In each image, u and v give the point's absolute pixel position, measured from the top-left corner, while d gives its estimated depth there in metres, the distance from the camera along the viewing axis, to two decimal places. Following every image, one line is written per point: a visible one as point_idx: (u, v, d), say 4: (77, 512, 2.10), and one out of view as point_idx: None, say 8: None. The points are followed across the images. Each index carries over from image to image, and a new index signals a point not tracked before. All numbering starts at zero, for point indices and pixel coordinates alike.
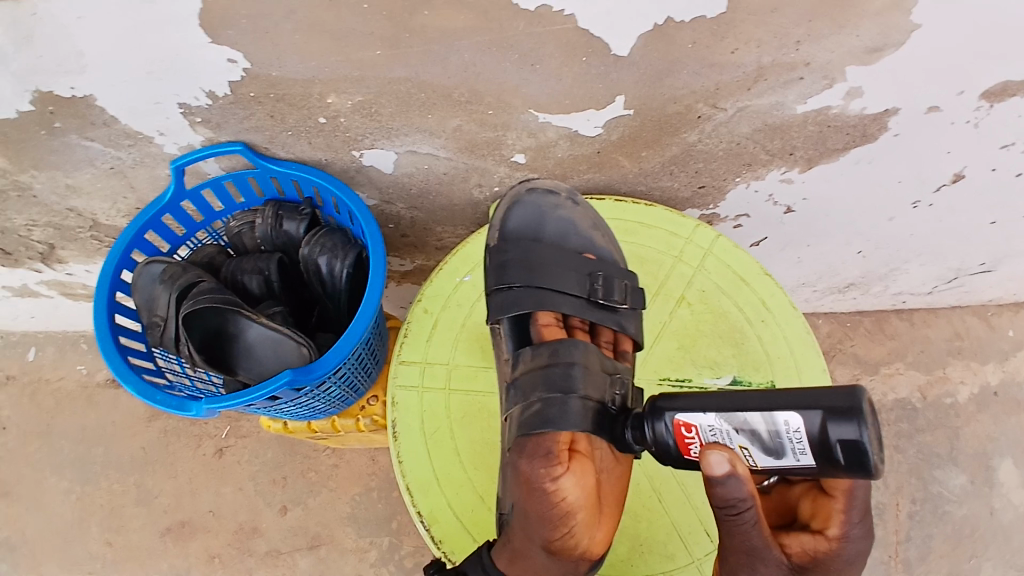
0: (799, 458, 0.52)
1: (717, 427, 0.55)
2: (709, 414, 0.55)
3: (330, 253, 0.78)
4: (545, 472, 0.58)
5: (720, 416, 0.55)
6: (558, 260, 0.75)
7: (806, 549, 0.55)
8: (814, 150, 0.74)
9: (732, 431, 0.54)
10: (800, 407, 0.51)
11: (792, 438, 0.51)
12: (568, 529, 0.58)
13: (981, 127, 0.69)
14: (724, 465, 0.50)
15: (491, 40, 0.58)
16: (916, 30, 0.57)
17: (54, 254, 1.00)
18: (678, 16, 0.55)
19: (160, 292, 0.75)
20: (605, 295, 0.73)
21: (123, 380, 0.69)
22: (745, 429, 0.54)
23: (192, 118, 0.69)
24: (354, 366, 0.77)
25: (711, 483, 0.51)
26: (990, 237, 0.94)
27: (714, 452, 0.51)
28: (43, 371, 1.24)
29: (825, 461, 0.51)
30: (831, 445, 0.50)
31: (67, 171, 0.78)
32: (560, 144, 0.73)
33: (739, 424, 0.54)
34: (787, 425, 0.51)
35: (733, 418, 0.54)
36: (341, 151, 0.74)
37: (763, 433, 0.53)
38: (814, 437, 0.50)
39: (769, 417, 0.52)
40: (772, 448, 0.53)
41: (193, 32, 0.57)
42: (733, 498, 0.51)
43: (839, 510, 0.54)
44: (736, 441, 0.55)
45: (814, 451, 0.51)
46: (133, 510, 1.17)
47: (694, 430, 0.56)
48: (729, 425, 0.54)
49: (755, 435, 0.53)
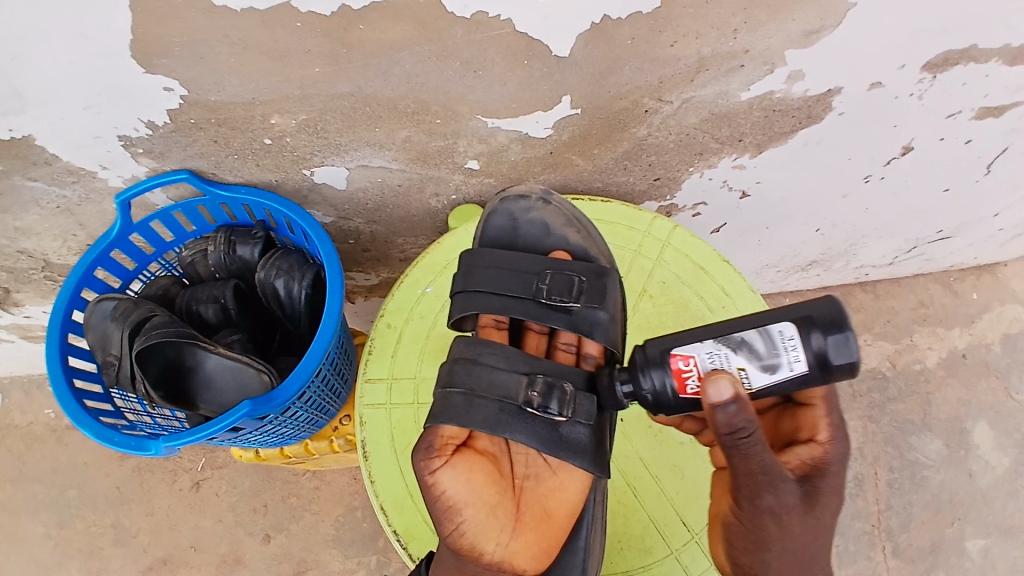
0: (795, 368, 0.54)
1: (715, 351, 0.56)
2: (705, 342, 0.56)
3: (286, 275, 0.77)
4: (423, 465, 0.62)
5: (718, 341, 0.56)
6: (511, 260, 0.73)
7: (803, 460, 0.58)
8: (763, 135, 0.75)
9: (731, 354, 0.55)
10: (794, 317, 0.54)
11: (789, 348, 0.54)
12: (458, 523, 0.62)
13: (922, 100, 0.71)
14: (729, 388, 0.51)
15: (432, 50, 0.57)
16: (849, 11, 0.58)
17: (8, 297, 0.97)
18: (617, 13, 0.55)
19: (113, 329, 0.73)
20: (550, 293, 0.71)
21: (79, 424, 0.67)
22: (744, 346, 0.55)
23: (133, 149, 0.67)
24: (320, 388, 0.76)
25: (715, 410, 0.51)
26: (941, 206, 0.97)
27: (716, 378, 0.51)
28: (6, 417, 1.20)
29: (817, 365, 0.54)
30: (824, 351, 0.53)
31: (11, 213, 0.76)
32: (511, 147, 0.73)
33: (737, 343, 0.55)
34: (782, 336, 0.54)
35: (731, 338, 0.55)
36: (292, 171, 0.73)
37: (760, 347, 0.55)
38: (804, 340, 0.54)
39: (764, 332, 0.55)
40: (769, 364, 0.55)
41: (126, 63, 0.56)
42: (739, 420, 0.50)
43: (822, 416, 0.58)
44: (734, 363, 0.55)
45: (805, 357, 0.54)
46: (111, 551, 1.15)
47: (692, 362, 0.56)
48: (727, 347, 0.55)
49: (752, 353, 0.55)
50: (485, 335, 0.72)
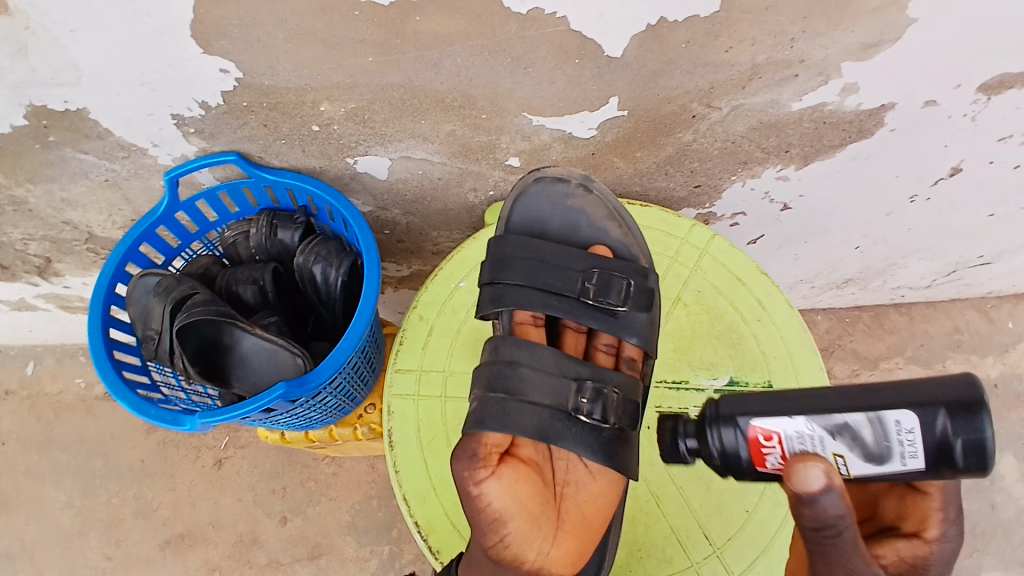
0: (908, 463, 0.48)
1: (806, 433, 0.50)
2: (796, 419, 0.50)
3: (325, 261, 0.77)
4: (470, 475, 0.59)
5: (812, 420, 0.50)
6: (553, 255, 0.73)
7: (902, 557, 0.51)
8: (810, 147, 0.73)
9: (827, 438, 0.49)
10: (914, 403, 0.47)
11: (904, 441, 0.48)
12: (501, 538, 0.58)
13: (977, 120, 0.69)
14: (821, 478, 0.45)
15: (484, 45, 0.57)
16: (911, 25, 0.57)
17: (48, 267, 0.99)
18: (674, 16, 0.55)
19: (154, 304, 0.74)
20: (598, 294, 0.71)
21: (117, 395, 0.68)
22: (845, 432, 0.49)
23: (186, 129, 0.68)
24: (350, 375, 0.76)
25: (801, 501, 0.45)
26: (988, 230, 0.94)
27: (811, 465, 0.45)
28: (39, 384, 1.23)
29: (938, 463, 0.48)
30: (950, 446, 0.47)
31: (61, 184, 0.77)
32: (554, 146, 0.73)
33: (838, 427, 0.49)
34: (898, 425, 0.48)
35: (833, 421, 0.49)
36: (335, 158, 0.74)
37: (868, 437, 0.49)
38: (930, 436, 0.47)
39: (874, 417, 0.48)
40: (876, 453, 0.49)
41: (184, 43, 0.57)
42: (831, 516, 0.44)
43: (934, 508, 0.51)
44: (830, 449, 0.50)
45: (920, 452, 0.48)
46: (132, 522, 1.17)
47: (774, 437, 0.51)
48: (823, 430, 0.50)
49: (855, 441, 0.49)
50: (522, 332, 0.72)
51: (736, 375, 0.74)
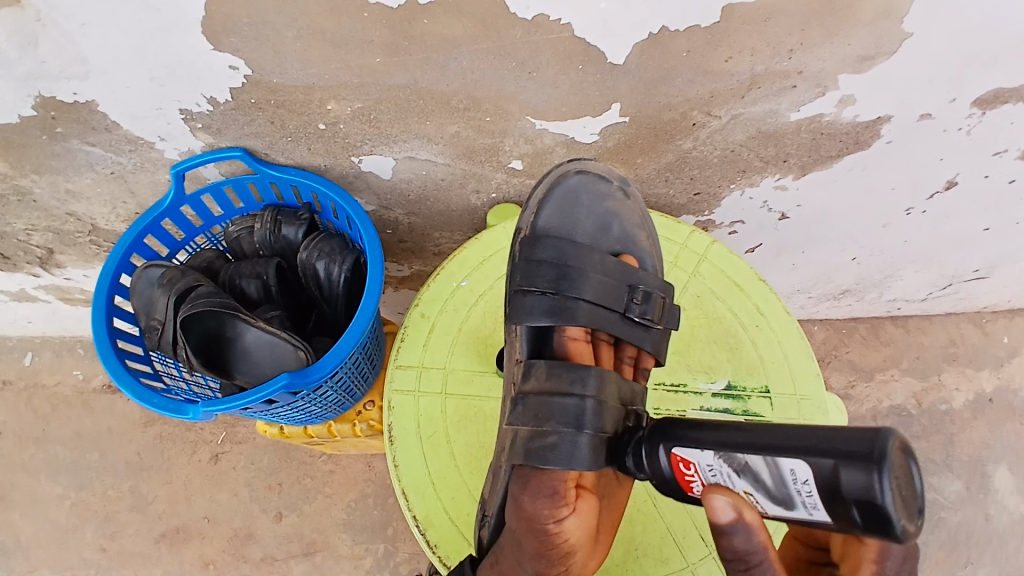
0: (812, 513, 0.45)
1: (717, 466, 0.51)
2: (706, 453, 0.51)
3: (328, 257, 0.78)
4: (551, 513, 0.57)
5: (720, 455, 0.50)
6: (593, 263, 0.71)
7: None
8: (808, 157, 0.75)
9: (733, 475, 0.50)
10: (807, 454, 0.44)
11: (801, 492, 0.45)
12: (565, 568, 0.58)
13: (972, 135, 0.70)
14: (727, 510, 0.46)
15: (489, 48, 0.59)
16: (906, 40, 0.58)
17: (52, 259, 1.00)
18: (675, 25, 0.56)
19: (159, 295, 0.75)
20: (642, 313, 0.71)
21: (121, 383, 0.69)
22: (747, 472, 0.48)
23: (192, 124, 0.69)
24: (351, 370, 0.77)
25: (719, 533, 0.47)
26: (983, 243, 0.95)
27: (716, 496, 0.47)
28: (37, 376, 1.24)
29: (840, 517, 0.44)
30: (835, 501, 0.43)
31: (67, 176, 0.78)
32: (556, 150, 0.74)
33: (740, 466, 0.49)
34: (795, 475, 0.45)
35: (735, 459, 0.49)
36: (341, 156, 0.75)
37: (768, 479, 0.47)
38: (822, 486, 0.43)
39: (774, 462, 0.47)
40: (780, 497, 0.47)
41: (195, 39, 0.58)
42: (744, 550, 0.46)
43: (870, 559, 0.47)
44: (740, 486, 0.49)
45: (820, 504, 0.44)
46: (127, 516, 1.17)
47: (694, 468, 0.53)
48: (731, 467, 0.50)
49: (758, 482, 0.48)
50: (573, 346, 0.69)
51: (734, 379, 0.75)
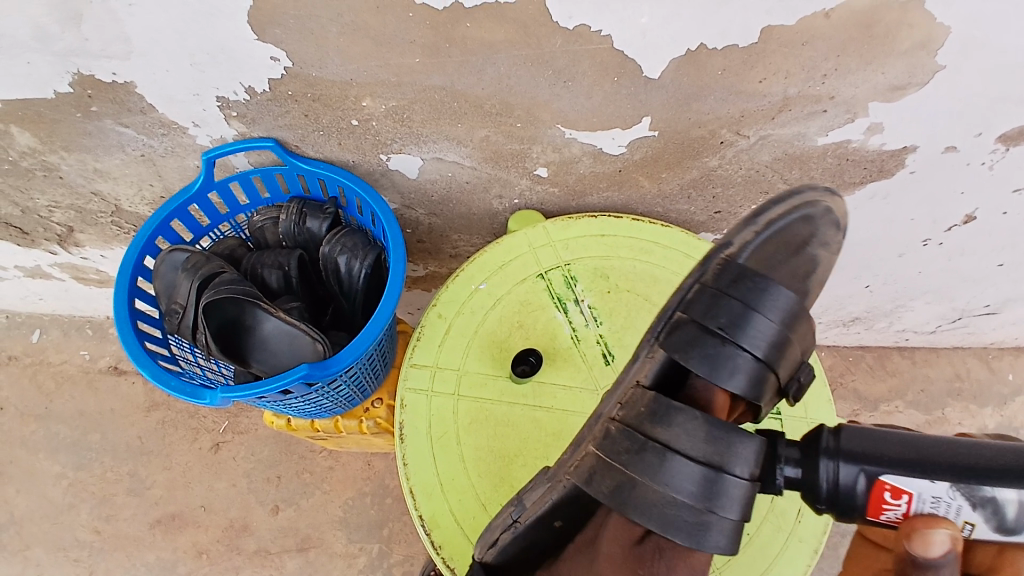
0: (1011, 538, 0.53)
1: (945, 497, 0.53)
2: (929, 482, 0.53)
3: (350, 252, 0.79)
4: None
5: (946, 487, 0.53)
6: (792, 327, 0.57)
7: None
8: (831, 182, 0.75)
9: (964, 510, 0.53)
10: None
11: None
12: None
13: (994, 170, 0.71)
14: (946, 546, 0.51)
15: (527, 55, 0.60)
16: (939, 71, 0.59)
17: (70, 237, 1.01)
18: (713, 43, 0.57)
19: (181, 279, 0.76)
20: (797, 392, 0.61)
21: (139, 364, 0.69)
22: (975, 503, 0.53)
23: (227, 111, 0.70)
24: (364, 366, 0.78)
25: (931, 563, 0.51)
26: (997, 280, 0.96)
27: (939, 532, 0.51)
28: (44, 353, 1.25)
29: None
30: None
31: (97, 155, 0.79)
32: (582, 160, 0.74)
33: (982, 499, 0.53)
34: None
35: (975, 495, 0.53)
36: (369, 153, 0.76)
37: (994, 510, 0.52)
38: None
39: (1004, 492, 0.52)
40: (994, 524, 0.53)
41: (240, 27, 0.59)
42: None
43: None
44: (963, 517, 0.53)
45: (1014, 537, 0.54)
46: (124, 499, 1.17)
47: (902, 496, 0.54)
48: (953, 497, 0.53)
49: (982, 512, 0.53)
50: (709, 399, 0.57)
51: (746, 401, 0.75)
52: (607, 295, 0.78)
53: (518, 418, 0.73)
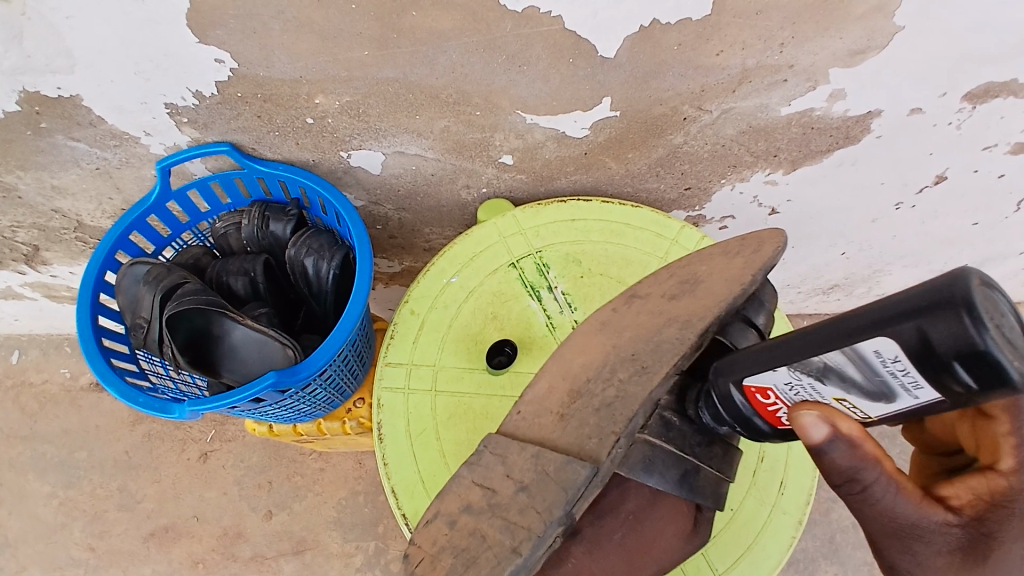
0: (917, 395, 0.38)
1: (795, 380, 0.45)
2: (778, 371, 0.46)
3: (316, 254, 0.78)
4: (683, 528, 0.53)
5: (791, 368, 0.44)
6: None
7: (977, 495, 0.44)
8: (798, 152, 0.75)
9: (818, 384, 0.44)
10: (886, 330, 0.37)
11: (891, 370, 0.38)
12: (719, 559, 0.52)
13: (961, 130, 0.71)
14: (817, 428, 0.43)
15: (479, 41, 0.58)
16: (897, 33, 0.58)
17: (37, 255, 0.99)
18: (666, 17, 0.56)
19: (144, 292, 0.74)
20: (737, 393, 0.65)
21: (106, 382, 0.68)
22: (830, 374, 0.42)
23: (178, 118, 0.68)
24: (340, 368, 0.76)
25: (817, 452, 0.44)
26: (970, 239, 0.96)
27: (801, 416, 0.44)
28: (23, 374, 1.23)
29: (943, 385, 0.36)
30: (1006, 369, 0.33)
31: (51, 171, 0.77)
32: (547, 145, 0.73)
33: (821, 370, 0.43)
34: (880, 356, 0.39)
35: (810, 366, 0.43)
36: (329, 152, 0.74)
37: (855, 373, 0.41)
38: (910, 358, 0.37)
39: (853, 352, 0.40)
40: (876, 390, 0.40)
41: (181, 32, 0.57)
42: (847, 463, 0.43)
43: (1005, 434, 0.42)
44: (829, 393, 0.43)
45: (964, 372, 0.35)
46: (115, 515, 1.16)
47: (770, 392, 0.48)
48: (808, 376, 0.44)
49: (845, 380, 0.42)
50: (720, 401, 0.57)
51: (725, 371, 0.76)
52: (580, 281, 0.77)
53: (496, 410, 0.73)
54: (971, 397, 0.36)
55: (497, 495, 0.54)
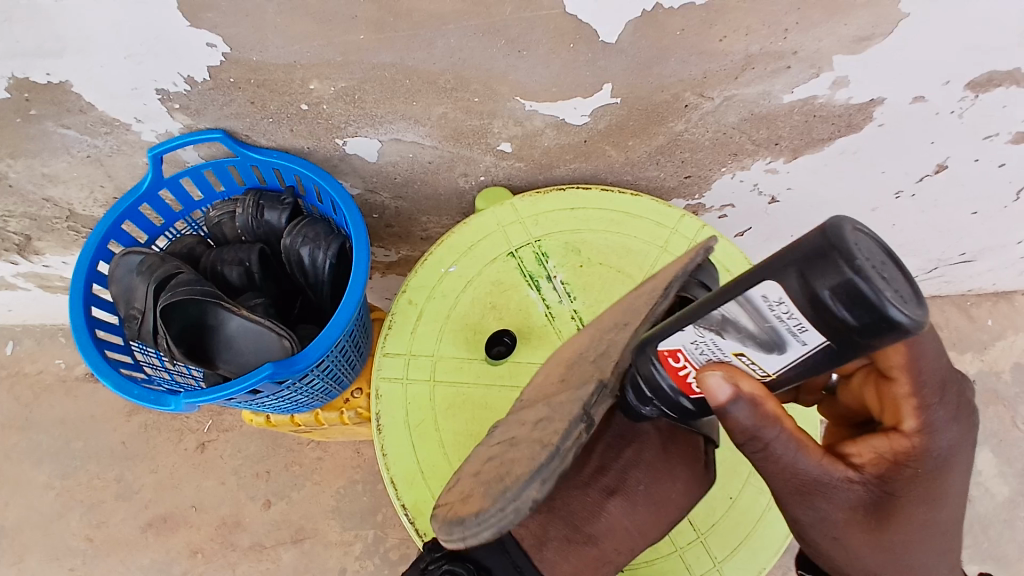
0: (804, 340, 0.36)
1: (701, 338, 0.41)
2: (686, 329, 0.42)
3: (312, 243, 0.77)
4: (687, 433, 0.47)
5: (698, 325, 0.41)
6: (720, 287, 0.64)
7: (880, 454, 0.45)
8: (800, 140, 0.74)
9: (717, 339, 0.40)
10: (769, 272, 0.35)
11: (781, 315, 0.36)
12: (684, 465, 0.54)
13: (963, 119, 0.70)
14: (723, 387, 0.41)
15: (479, 25, 0.57)
16: (903, 20, 0.57)
17: (28, 245, 0.97)
18: (671, 2, 0.55)
19: (138, 283, 0.73)
20: None
21: (99, 373, 0.67)
22: (727, 327, 0.39)
23: (170, 104, 0.67)
24: (337, 358, 0.75)
25: (721, 412, 0.42)
26: (971, 227, 0.95)
27: (707, 374, 0.41)
28: (17, 365, 1.22)
29: (832, 332, 0.35)
30: (879, 302, 0.32)
31: (42, 159, 0.76)
32: (546, 133, 0.72)
33: (718, 323, 0.39)
34: (768, 300, 0.36)
35: (710, 320, 0.40)
36: (324, 139, 0.73)
37: (748, 324, 0.38)
38: (799, 304, 0.35)
39: (747, 300, 0.37)
40: (768, 339, 0.38)
41: (173, 15, 0.56)
42: (746, 423, 0.42)
43: (906, 396, 0.44)
44: (728, 348, 0.40)
45: (843, 309, 0.33)
46: (113, 505, 1.15)
47: (681, 355, 0.44)
48: (711, 332, 0.40)
49: (742, 332, 0.39)
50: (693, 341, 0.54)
51: None
52: (579, 270, 0.76)
53: (496, 401, 0.72)
54: (851, 336, 0.34)
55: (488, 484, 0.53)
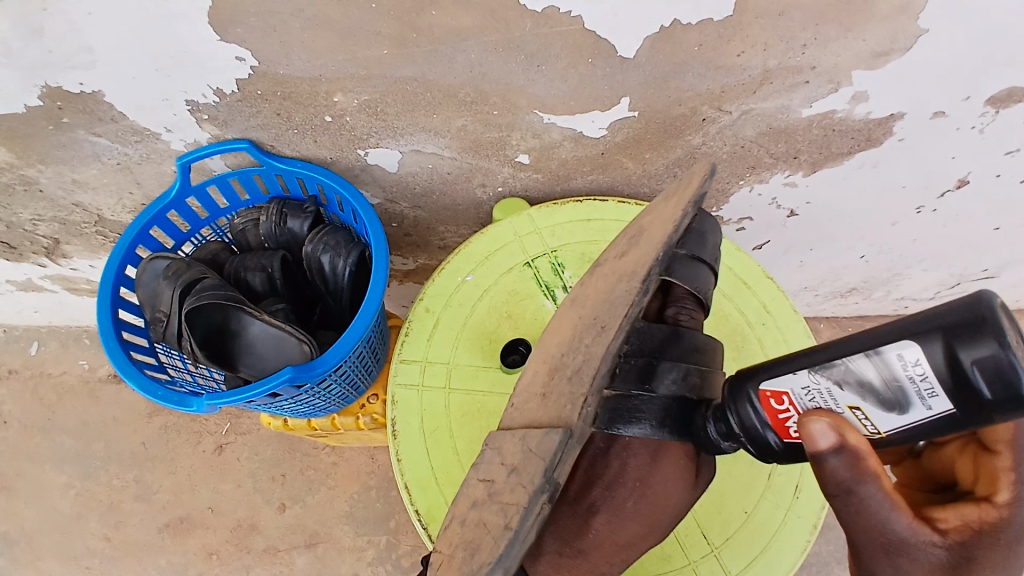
0: (930, 405, 0.38)
1: (812, 385, 0.43)
2: (799, 374, 0.44)
3: (333, 251, 0.78)
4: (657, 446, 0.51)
5: (813, 372, 0.43)
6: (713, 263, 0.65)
7: (966, 522, 0.43)
8: (818, 154, 0.74)
9: (834, 389, 0.42)
10: (914, 334, 0.38)
11: (914, 377, 0.38)
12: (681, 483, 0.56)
13: (985, 134, 0.70)
14: (829, 436, 0.41)
15: (497, 40, 0.58)
16: (921, 36, 0.58)
17: (58, 248, 1.00)
18: (687, 18, 0.55)
19: (164, 287, 0.75)
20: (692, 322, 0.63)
21: (124, 374, 0.69)
22: (850, 379, 0.41)
23: (198, 115, 0.69)
24: (354, 364, 0.76)
25: (819, 460, 0.42)
26: (992, 244, 0.95)
27: (812, 420, 0.42)
28: (43, 365, 1.25)
29: (964, 402, 0.37)
30: (1020, 380, 0.34)
31: (74, 166, 0.78)
32: (563, 145, 0.73)
33: (840, 374, 0.42)
34: (902, 360, 0.38)
35: (833, 369, 0.42)
36: (346, 149, 0.74)
37: (874, 379, 0.40)
38: (940, 372, 0.37)
39: (878, 354, 0.40)
40: (891, 399, 0.40)
41: (202, 29, 0.58)
42: (845, 474, 0.42)
43: (1007, 467, 0.43)
44: (844, 401, 0.42)
45: (981, 380, 0.35)
46: (132, 505, 1.17)
47: (785, 398, 0.46)
48: (828, 380, 0.43)
49: (865, 387, 0.41)
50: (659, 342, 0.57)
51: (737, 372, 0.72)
52: None
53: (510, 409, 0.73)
54: (984, 411, 0.36)
55: (491, 489, 0.53)
